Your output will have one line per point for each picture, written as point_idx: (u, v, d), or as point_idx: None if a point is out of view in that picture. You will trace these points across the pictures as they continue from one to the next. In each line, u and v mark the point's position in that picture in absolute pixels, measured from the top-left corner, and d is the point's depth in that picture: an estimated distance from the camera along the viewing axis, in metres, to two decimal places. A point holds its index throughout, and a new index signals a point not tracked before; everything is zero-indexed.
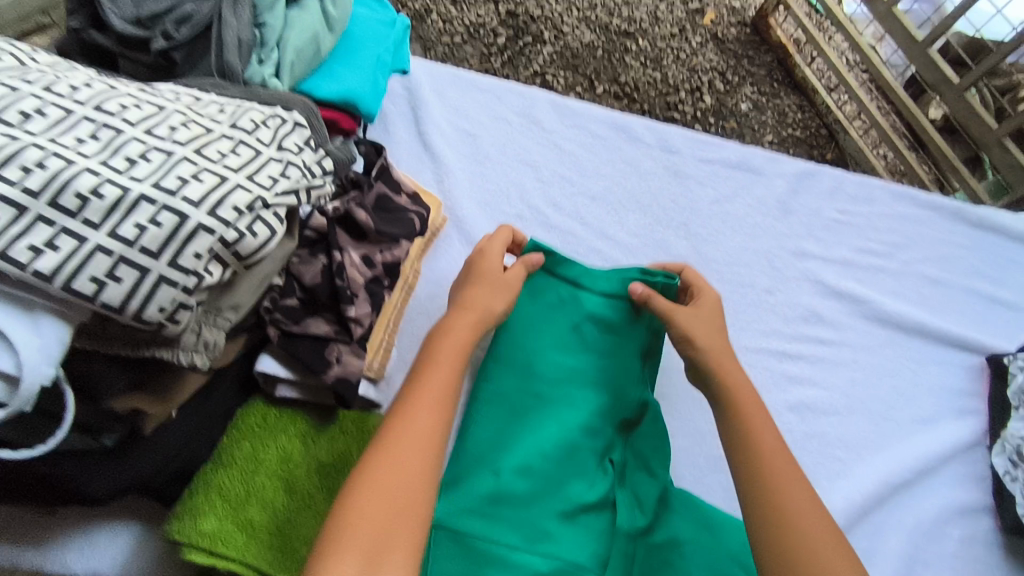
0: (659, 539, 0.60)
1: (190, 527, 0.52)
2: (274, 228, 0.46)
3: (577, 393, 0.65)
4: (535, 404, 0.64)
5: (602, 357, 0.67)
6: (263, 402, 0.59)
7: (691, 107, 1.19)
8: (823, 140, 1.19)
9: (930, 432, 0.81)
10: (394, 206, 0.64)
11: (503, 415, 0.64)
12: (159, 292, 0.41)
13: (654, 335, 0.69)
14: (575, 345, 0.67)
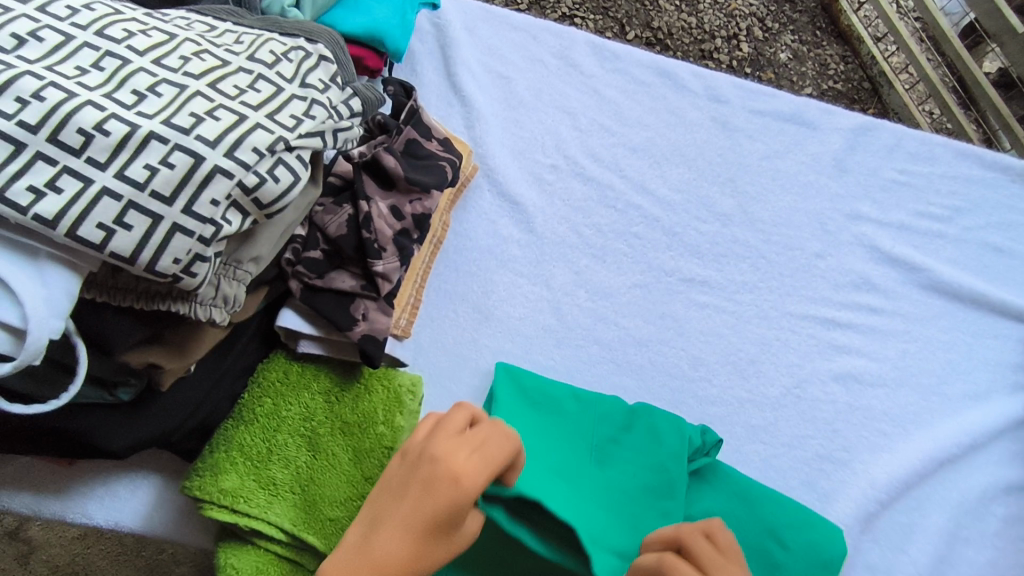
0: None
1: (210, 484, 0.51)
2: (298, 173, 0.42)
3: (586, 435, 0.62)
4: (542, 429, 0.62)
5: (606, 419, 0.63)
6: (286, 357, 0.57)
7: (728, 56, 1.11)
8: (865, 94, 1.10)
9: (983, 408, 0.76)
10: (425, 153, 0.59)
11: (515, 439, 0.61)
12: (173, 242, 0.38)
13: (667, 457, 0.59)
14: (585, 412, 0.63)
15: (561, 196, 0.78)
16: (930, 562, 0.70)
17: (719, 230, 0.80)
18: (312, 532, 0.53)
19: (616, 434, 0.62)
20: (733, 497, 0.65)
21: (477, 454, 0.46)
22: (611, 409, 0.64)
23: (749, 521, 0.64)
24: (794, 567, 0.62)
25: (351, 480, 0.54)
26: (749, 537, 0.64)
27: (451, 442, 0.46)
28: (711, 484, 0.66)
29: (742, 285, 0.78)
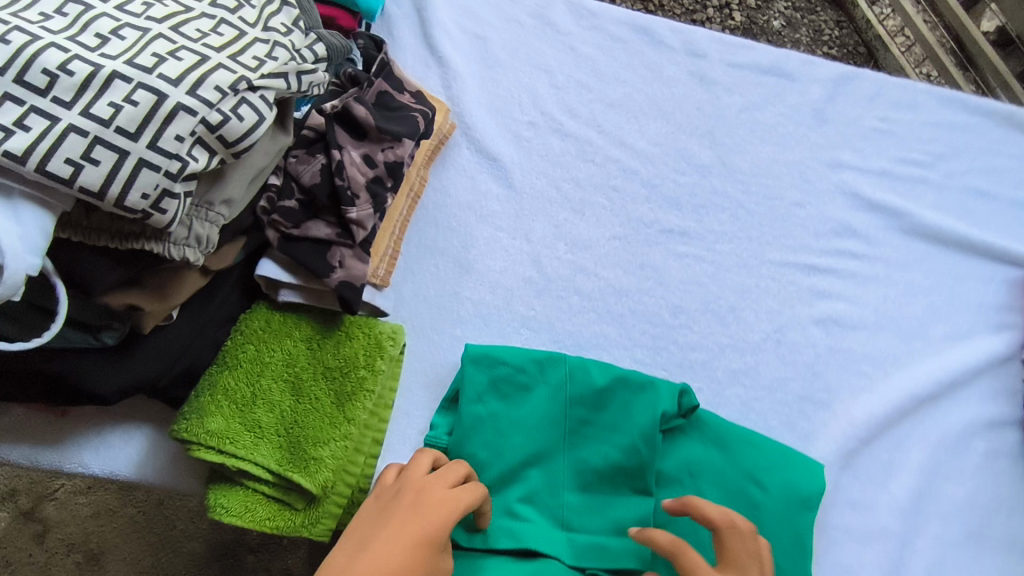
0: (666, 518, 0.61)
1: (197, 426, 0.53)
2: (262, 112, 0.43)
3: (555, 411, 0.62)
4: (514, 419, 0.61)
5: (577, 392, 0.62)
6: (267, 306, 0.58)
7: (719, 24, 1.11)
8: (862, 59, 1.11)
9: (963, 348, 0.77)
10: (397, 105, 0.60)
11: (486, 432, 0.61)
12: (140, 177, 0.39)
13: (648, 424, 0.60)
14: (559, 389, 0.62)
15: (540, 151, 0.79)
16: (911, 497, 0.71)
17: (699, 181, 0.80)
18: (297, 472, 0.54)
19: (587, 413, 0.62)
20: (712, 446, 0.64)
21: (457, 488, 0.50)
22: (582, 388, 0.62)
23: (727, 469, 0.63)
24: (773, 508, 0.62)
25: (333, 423, 0.56)
26: (728, 485, 0.63)
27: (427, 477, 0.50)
28: (689, 435, 0.64)
29: (721, 233, 0.79)
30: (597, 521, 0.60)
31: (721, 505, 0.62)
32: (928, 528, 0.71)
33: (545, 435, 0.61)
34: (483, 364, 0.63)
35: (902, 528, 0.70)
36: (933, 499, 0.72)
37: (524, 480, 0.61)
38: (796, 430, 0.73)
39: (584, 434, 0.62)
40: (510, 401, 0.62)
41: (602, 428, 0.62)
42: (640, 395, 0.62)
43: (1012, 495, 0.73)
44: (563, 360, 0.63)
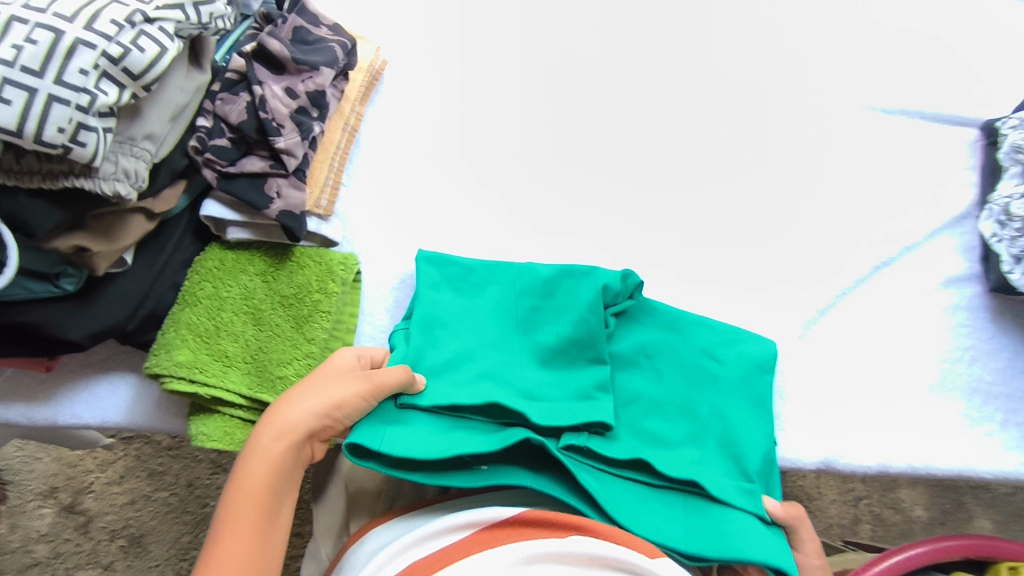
0: (627, 396, 0.65)
1: (166, 359, 0.57)
2: (164, 44, 0.46)
3: (505, 299, 0.65)
4: (472, 312, 0.65)
5: (524, 280, 0.65)
6: (219, 246, 0.61)
7: None
8: None
9: (917, 210, 0.77)
10: (314, 38, 0.62)
11: (441, 327, 0.63)
12: (4, 115, 0.41)
13: (597, 296, 0.63)
14: (511, 281, 0.65)
15: (470, 68, 0.77)
16: (877, 357, 0.72)
17: (640, 79, 0.78)
18: (267, 392, 0.58)
19: (540, 300, 0.65)
20: (666, 329, 0.66)
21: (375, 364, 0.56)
22: (530, 282, 0.65)
23: (680, 346, 0.66)
24: (728, 376, 0.65)
25: (295, 344, 0.60)
26: (684, 361, 0.66)
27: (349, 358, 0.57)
28: (642, 321, 0.67)
29: (669, 131, 0.77)
30: (566, 392, 0.62)
31: (682, 376, 0.66)
32: (899, 388, 0.71)
33: (497, 322, 0.65)
34: (437, 262, 0.66)
35: (876, 391, 0.71)
36: (901, 359, 0.72)
37: (489, 362, 0.62)
38: (760, 310, 0.73)
39: (536, 319, 0.65)
40: (465, 294, 0.66)
41: (554, 312, 0.65)
42: (586, 283, 0.64)
43: (982, 345, 0.73)
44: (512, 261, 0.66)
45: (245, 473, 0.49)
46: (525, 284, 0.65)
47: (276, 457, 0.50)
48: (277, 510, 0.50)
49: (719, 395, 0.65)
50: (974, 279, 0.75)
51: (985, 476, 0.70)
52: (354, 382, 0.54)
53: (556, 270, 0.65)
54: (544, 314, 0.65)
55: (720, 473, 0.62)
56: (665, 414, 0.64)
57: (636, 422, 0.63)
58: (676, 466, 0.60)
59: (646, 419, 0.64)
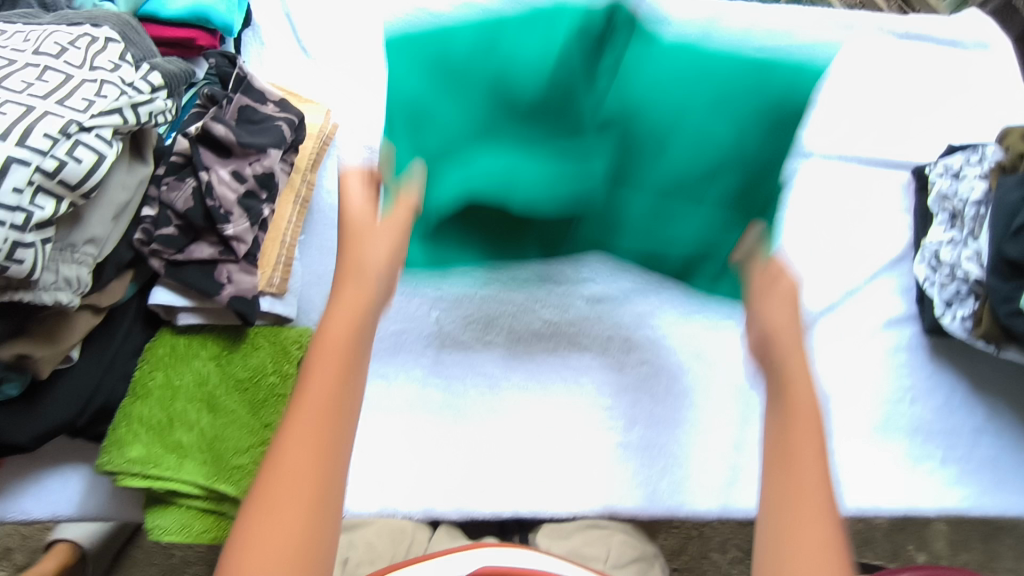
0: (613, 107, 0.58)
1: (118, 457, 0.56)
2: (102, 151, 0.46)
3: (465, 104, 0.58)
4: (449, 32, 0.59)
5: (464, 47, 0.58)
6: (171, 332, 0.61)
7: None
8: None
9: (858, 254, 0.81)
10: (260, 116, 0.62)
11: (407, 121, 0.60)
12: None
13: (579, 47, 0.56)
14: (493, 94, 0.57)
15: None
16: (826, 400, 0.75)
17: None
18: (224, 481, 0.57)
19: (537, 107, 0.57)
20: (666, 78, 0.59)
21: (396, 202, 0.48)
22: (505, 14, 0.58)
23: (696, 92, 0.60)
24: (735, 104, 0.60)
25: (252, 429, 0.59)
26: (698, 124, 0.60)
27: (361, 211, 0.47)
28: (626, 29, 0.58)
29: None
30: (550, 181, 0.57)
31: (696, 91, 0.60)
32: (849, 432, 0.74)
33: (477, 112, 0.58)
34: (404, 46, 0.60)
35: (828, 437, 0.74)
36: (850, 402, 0.75)
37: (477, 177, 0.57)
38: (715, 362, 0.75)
39: (524, 112, 0.57)
40: (431, 65, 0.59)
41: (519, 25, 0.57)
42: (558, 18, 0.57)
43: (922, 384, 0.77)
44: (473, 70, 0.58)
45: (301, 400, 0.38)
46: (480, 117, 0.58)
47: (341, 359, 0.40)
48: (347, 419, 0.39)
49: (720, 83, 0.60)
50: (912, 320, 0.79)
51: (929, 513, 0.73)
52: (389, 237, 0.46)
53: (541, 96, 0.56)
54: (521, 97, 0.57)
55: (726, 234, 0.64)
56: (675, 133, 0.60)
57: (637, 141, 0.60)
58: (669, 218, 0.63)
59: (649, 142, 0.60)
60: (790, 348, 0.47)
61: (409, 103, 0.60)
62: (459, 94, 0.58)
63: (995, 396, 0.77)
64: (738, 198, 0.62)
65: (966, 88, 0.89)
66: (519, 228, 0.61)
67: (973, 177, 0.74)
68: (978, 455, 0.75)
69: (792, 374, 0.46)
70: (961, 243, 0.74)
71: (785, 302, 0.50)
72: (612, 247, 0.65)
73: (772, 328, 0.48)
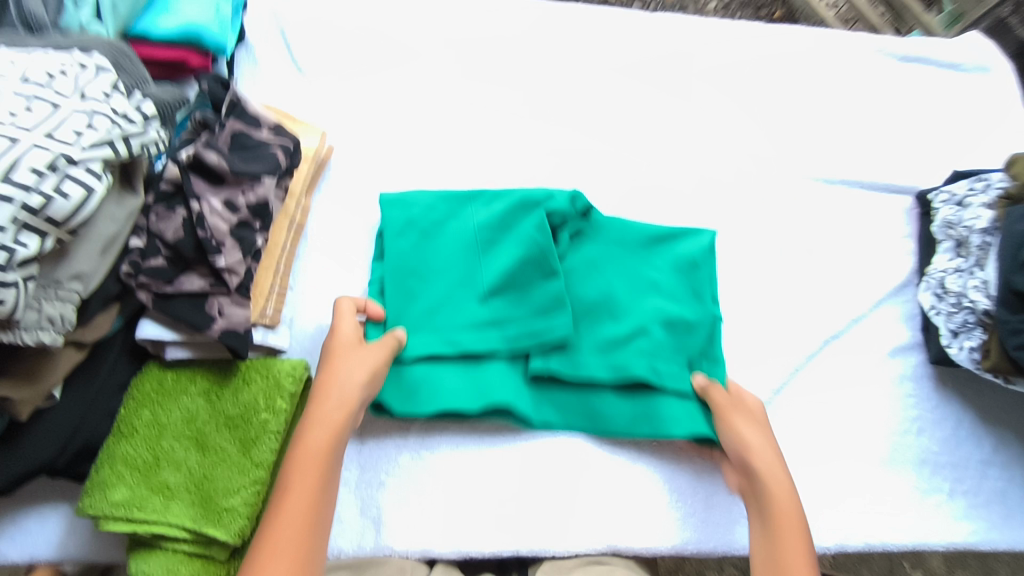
0: (572, 262, 0.70)
1: (101, 500, 0.54)
2: (91, 185, 0.45)
3: (447, 252, 0.68)
4: (438, 195, 0.70)
5: (447, 207, 0.69)
6: (158, 366, 0.58)
7: None
8: None
9: (862, 280, 0.80)
10: (253, 142, 0.61)
11: (395, 270, 0.66)
12: None
13: (523, 209, 0.68)
14: (477, 248, 0.67)
15: (422, 153, 0.76)
16: (830, 431, 0.74)
17: (592, 159, 0.79)
18: (212, 526, 0.54)
19: (499, 249, 0.67)
20: (612, 245, 0.71)
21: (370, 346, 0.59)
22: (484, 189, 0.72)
23: (624, 255, 0.71)
24: (667, 278, 0.70)
25: (241, 470, 0.56)
26: (630, 271, 0.70)
27: (345, 339, 0.58)
28: (595, 240, 0.71)
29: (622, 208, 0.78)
30: (506, 312, 0.66)
31: (620, 256, 0.71)
32: (854, 464, 0.73)
33: (457, 257, 0.67)
34: (398, 205, 0.69)
35: (832, 468, 0.72)
36: (855, 432, 0.74)
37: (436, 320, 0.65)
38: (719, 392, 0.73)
39: (490, 252, 0.67)
40: (427, 237, 0.68)
41: (492, 198, 0.69)
42: (530, 210, 0.68)
43: (928, 415, 0.75)
44: (449, 223, 0.69)
45: (285, 504, 0.47)
46: (449, 263, 0.67)
47: (316, 471, 0.50)
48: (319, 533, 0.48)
49: (659, 236, 0.72)
50: (918, 348, 0.78)
51: (935, 548, 0.72)
52: (370, 358, 0.57)
53: (496, 239, 0.68)
54: (488, 241, 0.68)
55: (666, 361, 0.67)
56: (613, 279, 0.70)
57: (582, 284, 0.69)
58: (628, 365, 0.65)
59: (591, 283, 0.69)
60: (771, 471, 0.59)
61: (397, 251, 0.67)
62: (447, 240, 0.68)
63: (1000, 427, 0.76)
64: (681, 329, 0.68)
65: (968, 112, 0.88)
66: (481, 362, 0.65)
67: (979, 205, 0.72)
68: (985, 488, 0.74)
69: (774, 493, 0.58)
70: (968, 272, 0.72)
71: (754, 424, 0.63)
72: (566, 386, 0.67)
73: (746, 448, 0.61)
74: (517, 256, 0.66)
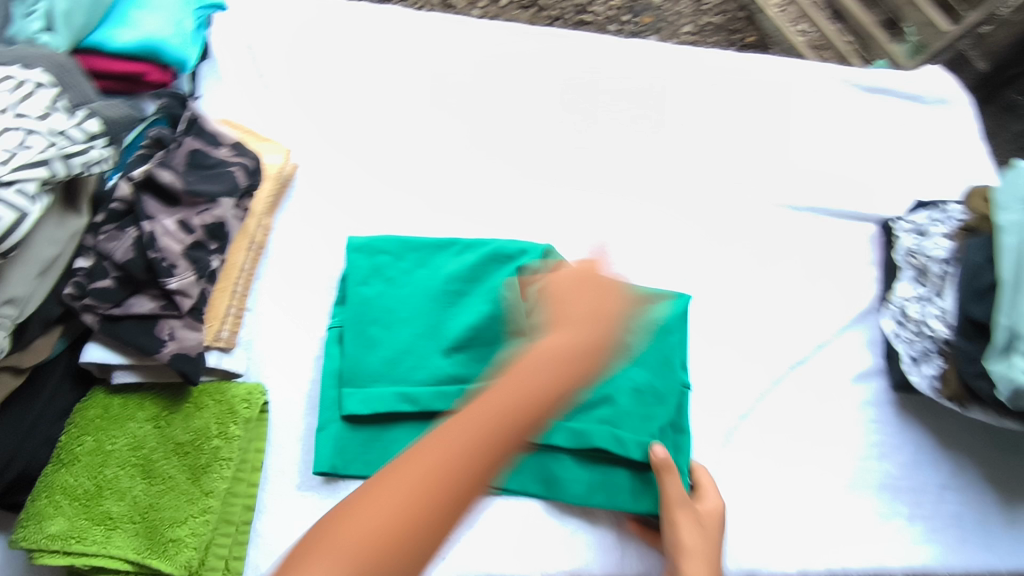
0: None
1: (36, 533, 0.51)
2: (25, 208, 0.43)
3: (415, 300, 0.67)
4: (407, 244, 0.69)
5: (417, 259, 0.69)
6: (105, 391, 0.56)
7: (602, 7, 1.22)
8: (742, 24, 1.25)
9: (824, 305, 0.80)
10: (212, 161, 0.59)
11: (357, 318, 0.65)
12: None
13: (497, 262, 0.69)
14: (444, 301, 0.67)
15: (387, 173, 0.75)
16: (791, 454, 0.74)
17: (559, 180, 0.79)
18: (157, 558, 0.52)
19: (468, 301, 0.67)
20: None
21: (592, 295, 0.46)
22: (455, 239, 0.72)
23: None
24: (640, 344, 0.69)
25: (190, 498, 0.54)
26: None
27: (590, 280, 0.48)
28: None
29: (589, 231, 0.77)
30: (469, 368, 0.65)
31: None
32: (816, 488, 0.73)
33: (423, 307, 0.66)
34: (365, 251, 0.68)
35: (793, 492, 0.72)
36: (817, 455, 0.74)
37: (391, 372, 0.63)
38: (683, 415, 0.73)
39: (456, 304, 0.67)
40: (394, 284, 0.67)
41: (463, 249, 0.70)
42: (501, 262, 0.69)
43: (890, 439, 0.76)
44: (417, 271, 0.68)
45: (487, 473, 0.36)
46: (414, 313, 0.66)
47: (491, 426, 0.36)
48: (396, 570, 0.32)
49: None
50: (880, 373, 0.78)
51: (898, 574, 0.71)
52: (591, 301, 0.46)
53: (463, 292, 0.68)
54: (457, 292, 0.67)
55: (630, 430, 0.65)
56: None
57: None
58: (588, 433, 0.64)
59: None
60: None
61: (360, 297, 0.66)
62: (414, 288, 0.67)
63: (960, 452, 0.76)
64: (651, 398, 0.67)
65: (928, 143, 0.90)
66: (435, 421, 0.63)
67: (939, 236, 0.75)
68: (946, 512, 0.73)
69: None
70: (930, 300, 0.73)
71: (698, 526, 0.62)
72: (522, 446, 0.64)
73: (681, 550, 0.60)
74: (484, 309, 0.66)
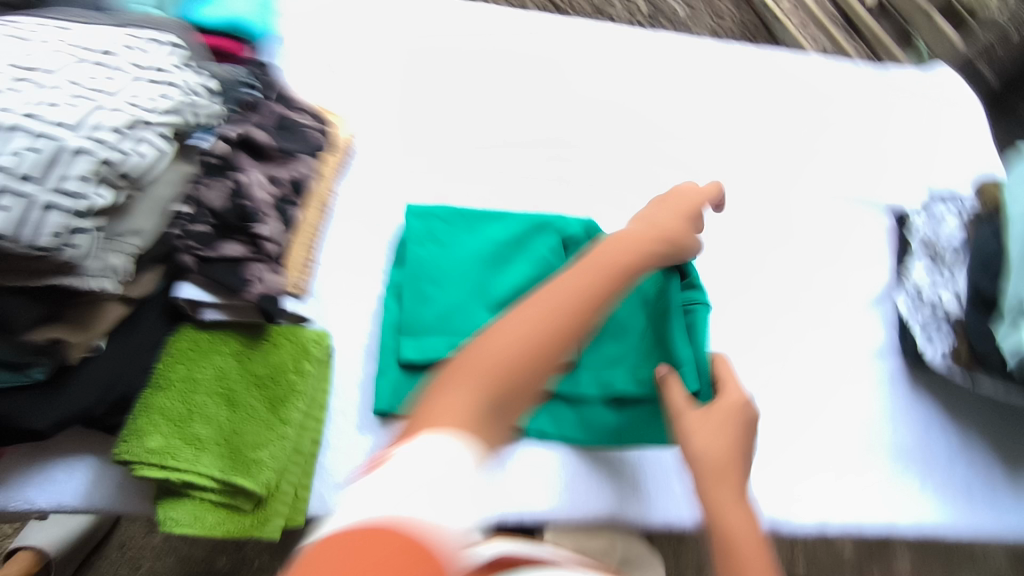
0: None
1: (137, 447, 0.57)
2: (161, 148, 0.52)
3: (466, 260, 0.72)
4: (459, 212, 0.75)
5: (467, 226, 0.74)
6: (192, 327, 0.62)
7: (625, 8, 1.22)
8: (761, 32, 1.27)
9: (841, 286, 0.86)
10: (296, 126, 0.70)
11: (415, 275, 0.70)
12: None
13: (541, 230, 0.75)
14: (494, 263, 0.72)
15: (438, 148, 0.81)
16: (810, 421, 0.79)
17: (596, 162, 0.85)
18: (240, 475, 0.58)
19: (515, 264, 0.73)
20: None
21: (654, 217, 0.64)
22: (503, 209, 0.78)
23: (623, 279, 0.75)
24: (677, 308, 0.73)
25: (269, 425, 0.61)
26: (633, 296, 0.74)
27: (660, 210, 0.66)
28: None
29: (624, 209, 0.83)
30: None
31: None
32: (834, 452, 0.78)
33: (473, 267, 0.71)
34: (421, 216, 0.73)
35: (811, 455, 0.77)
36: (835, 423, 0.79)
37: (447, 325, 0.68)
38: None
39: (503, 265, 0.72)
40: (445, 246, 0.72)
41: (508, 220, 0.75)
42: (542, 232, 0.75)
43: (905, 410, 0.80)
44: (467, 235, 0.74)
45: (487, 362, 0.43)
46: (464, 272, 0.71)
47: (515, 356, 0.44)
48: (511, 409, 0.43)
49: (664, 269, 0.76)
50: (893, 350, 0.83)
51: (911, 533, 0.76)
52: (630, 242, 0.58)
53: (510, 256, 0.73)
54: (505, 256, 0.73)
55: None
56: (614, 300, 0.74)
57: None
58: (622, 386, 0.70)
59: None
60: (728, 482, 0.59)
61: (417, 257, 0.71)
62: (464, 250, 0.72)
63: (967, 424, 0.81)
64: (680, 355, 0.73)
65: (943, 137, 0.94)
66: None
67: (952, 227, 0.80)
68: (957, 479, 0.78)
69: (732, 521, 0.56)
70: (952, 282, 0.77)
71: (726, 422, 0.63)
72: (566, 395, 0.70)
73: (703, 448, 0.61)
74: (529, 275, 0.71)
